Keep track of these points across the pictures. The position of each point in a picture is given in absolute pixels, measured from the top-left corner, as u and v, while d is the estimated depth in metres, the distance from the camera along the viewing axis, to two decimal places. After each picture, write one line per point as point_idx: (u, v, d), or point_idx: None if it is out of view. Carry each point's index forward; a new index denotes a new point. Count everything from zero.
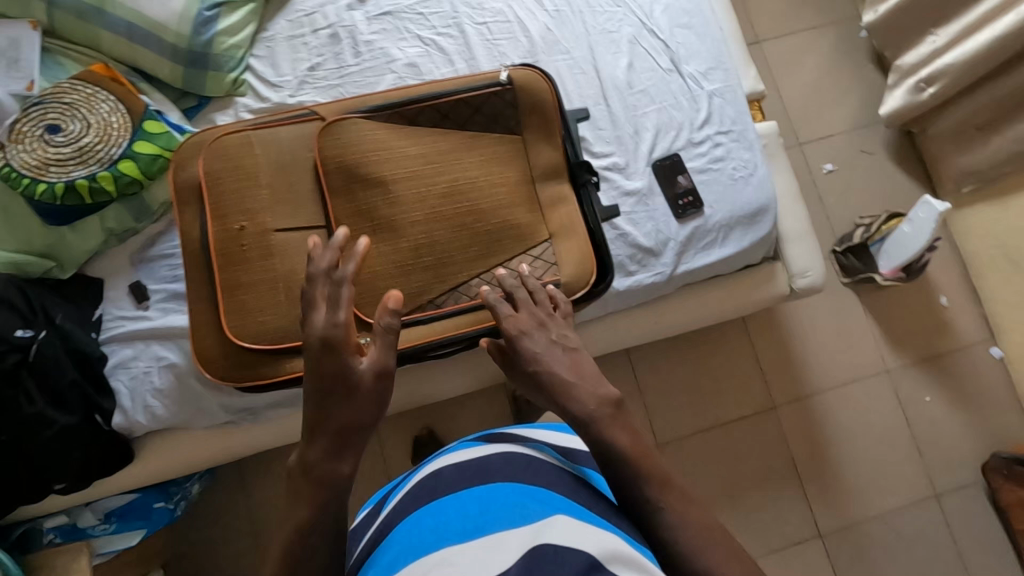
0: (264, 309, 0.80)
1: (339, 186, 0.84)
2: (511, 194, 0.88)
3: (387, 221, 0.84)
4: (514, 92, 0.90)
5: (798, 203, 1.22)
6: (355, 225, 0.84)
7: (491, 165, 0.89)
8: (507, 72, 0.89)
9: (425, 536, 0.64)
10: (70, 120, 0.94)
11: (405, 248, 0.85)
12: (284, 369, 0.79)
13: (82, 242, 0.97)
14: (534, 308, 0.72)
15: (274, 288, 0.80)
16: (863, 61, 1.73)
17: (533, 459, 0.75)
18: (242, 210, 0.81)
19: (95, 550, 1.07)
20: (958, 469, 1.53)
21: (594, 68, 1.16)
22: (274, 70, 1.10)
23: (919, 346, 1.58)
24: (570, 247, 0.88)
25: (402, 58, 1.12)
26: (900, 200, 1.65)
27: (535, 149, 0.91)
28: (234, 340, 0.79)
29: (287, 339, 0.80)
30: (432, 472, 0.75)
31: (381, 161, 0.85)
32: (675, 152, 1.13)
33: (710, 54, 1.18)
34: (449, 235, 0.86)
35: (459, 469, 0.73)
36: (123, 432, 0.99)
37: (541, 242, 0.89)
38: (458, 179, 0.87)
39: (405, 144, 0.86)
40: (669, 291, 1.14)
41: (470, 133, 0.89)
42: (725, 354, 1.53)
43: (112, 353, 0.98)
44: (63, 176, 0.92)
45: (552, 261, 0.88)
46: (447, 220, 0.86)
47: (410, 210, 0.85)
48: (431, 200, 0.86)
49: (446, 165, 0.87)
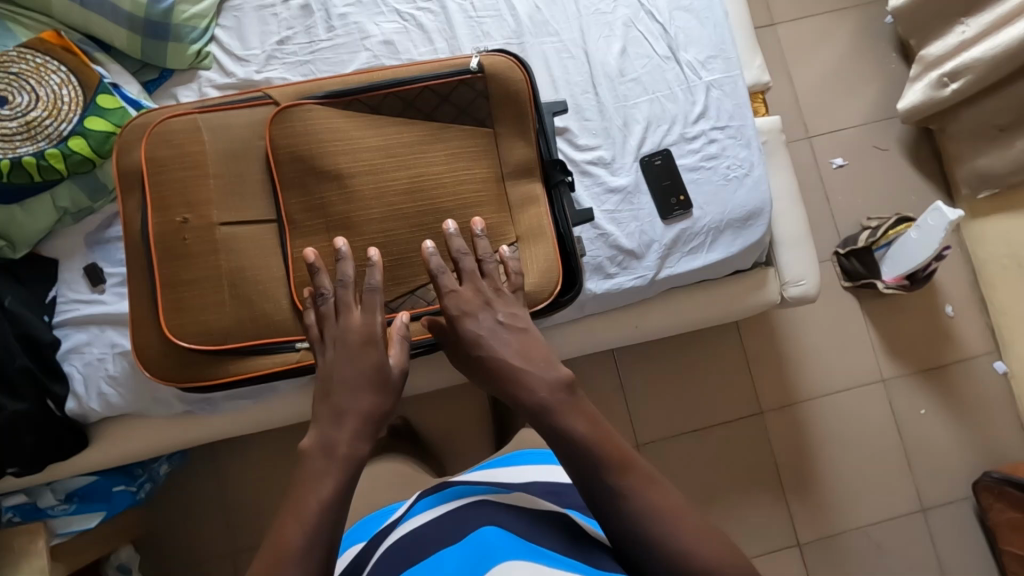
0: (206, 308, 0.77)
1: (293, 178, 0.80)
2: (478, 193, 0.83)
3: (343, 217, 0.80)
4: (484, 81, 0.84)
5: (796, 206, 1.14)
6: (309, 221, 0.80)
7: (458, 160, 0.84)
8: (478, 59, 0.83)
9: None
10: (17, 92, 0.89)
11: (362, 246, 0.81)
12: (226, 371, 0.77)
13: (33, 222, 0.93)
14: (479, 285, 0.75)
15: (218, 287, 0.78)
16: (885, 49, 1.61)
17: (504, 504, 0.74)
18: (186, 202, 0.78)
19: (53, 531, 1.06)
20: (946, 485, 1.48)
21: (584, 53, 1.08)
22: (241, 43, 1.03)
23: (917, 356, 1.52)
24: (536, 252, 0.83)
25: (377, 35, 1.05)
26: (913, 202, 1.55)
27: (507, 144, 0.85)
28: (172, 339, 0.77)
29: (229, 340, 0.77)
30: (406, 529, 0.74)
31: (337, 152, 0.80)
32: (665, 148, 1.06)
33: (711, 41, 1.10)
34: (409, 233, 0.82)
35: (432, 523, 0.72)
36: (78, 417, 0.97)
37: (507, 244, 0.84)
38: (420, 175, 0.82)
39: (366, 135, 0.81)
40: (651, 295, 1.08)
41: (436, 125, 0.84)
42: (712, 355, 1.49)
43: (65, 337, 0.96)
44: (9, 152, 0.88)
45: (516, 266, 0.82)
46: (407, 218, 0.82)
47: (368, 206, 0.81)
48: (391, 197, 0.81)
49: (409, 159, 0.82)
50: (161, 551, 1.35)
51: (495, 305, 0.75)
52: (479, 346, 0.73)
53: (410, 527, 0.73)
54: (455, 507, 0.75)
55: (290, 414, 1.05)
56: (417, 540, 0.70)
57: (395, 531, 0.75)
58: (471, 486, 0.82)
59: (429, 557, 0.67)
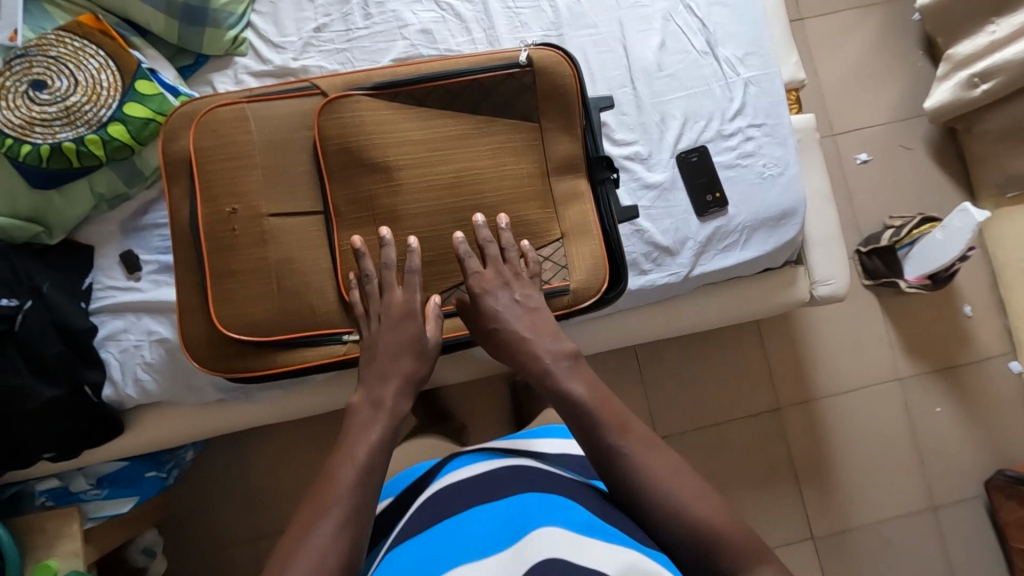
0: (253, 300, 0.76)
1: (339, 169, 0.78)
2: (522, 188, 0.82)
3: (388, 210, 0.79)
4: (533, 75, 0.82)
5: (827, 205, 1.14)
6: (355, 213, 0.79)
7: (503, 154, 0.82)
8: (527, 52, 0.81)
9: (439, 549, 0.66)
10: (56, 76, 0.88)
11: (407, 240, 0.80)
12: (275, 363, 0.77)
13: (70, 208, 0.92)
14: (502, 269, 0.78)
15: (265, 278, 0.77)
16: (912, 47, 1.61)
17: (537, 472, 0.77)
18: (232, 193, 0.76)
19: (85, 515, 1.06)
20: (960, 482, 1.50)
21: (623, 46, 1.07)
22: (277, 29, 1.02)
23: (935, 355, 1.53)
24: (583, 249, 0.82)
25: (415, 23, 1.03)
26: (936, 201, 1.56)
27: (553, 139, 0.84)
28: (222, 331, 0.75)
29: (278, 331, 0.77)
30: (441, 487, 0.77)
31: (384, 145, 0.79)
32: (702, 145, 1.06)
33: (749, 37, 1.09)
34: (453, 228, 0.81)
35: (468, 485, 0.76)
36: (113, 404, 0.97)
37: (552, 241, 0.83)
38: (464, 169, 0.81)
39: (412, 127, 0.80)
40: (683, 292, 1.08)
41: (481, 119, 0.82)
42: (732, 350, 1.50)
43: (102, 324, 0.95)
44: (49, 138, 0.87)
45: (562, 264, 0.82)
46: (452, 213, 0.81)
47: (412, 200, 0.80)
48: (435, 191, 0.80)
49: (454, 153, 0.81)
50: (183, 536, 1.35)
51: (513, 284, 0.78)
52: (499, 319, 0.77)
53: (446, 486, 0.77)
54: (490, 471, 0.78)
55: (321, 404, 1.05)
56: (453, 500, 0.74)
57: (431, 488, 0.78)
58: (504, 449, 0.85)
59: (464, 517, 0.70)
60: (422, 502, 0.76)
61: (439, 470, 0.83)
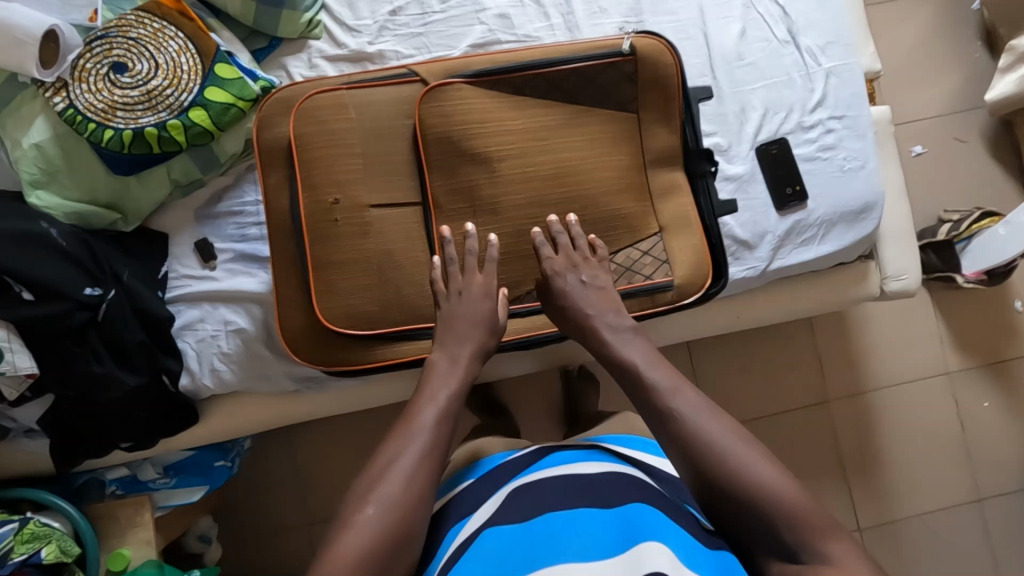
0: (354, 293, 0.78)
1: (440, 160, 0.78)
2: (621, 180, 0.82)
3: (489, 201, 0.79)
4: (635, 64, 0.81)
5: (901, 199, 1.13)
6: (456, 204, 0.79)
7: (601, 145, 0.82)
8: (630, 41, 0.80)
9: (534, 547, 0.66)
10: (137, 59, 0.85)
11: (507, 232, 0.80)
12: (371, 356, 0.78)
13: (147, 194, 0.90)
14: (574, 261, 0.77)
15: (366, 270, 0.77)
16: (971, 37, 1.58)
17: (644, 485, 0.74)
18: (334, 182, 0.77)
19: (156, 504, 1.06)
20: (1006, 476, 1.51)
21: (702, 35, 1.05)
22: (352, 12, 0.99)
23: (985, 350, 1.53)
24: (682, 244, 0.82)
25: (492, 7, 1.01)
26: (990, 195, 1.54)
27: (650, 130, 0.83)
28: (325, 323, 0.77)
29: (377, 326, 0.78)
30: (541, 481, 0.75)
31: (485, 134, 0.79)
32: (782, 136, 1.04)
33: (831, 26, 1.07)
34: (553, 221, 0.80)
35: (570, 486, 0.74)
36: (189, 394, 0.95)
37: (650, 235, 0.83)
38: (565, 160, 0.80)
39: (512, 118, 0.80)
40: (757, 286, 1.07)
41: (580, 109, 0.82)
42: (783, 343, 1.49)
43: (179, 314, 0.94)
44: (131, 123, 0.85)
45: (663, 258, 0.82)
46: (552, 205, 0.80)
47: (513, 191, 0.80)
48: (535, 182, 0.80)
49: (554, 144, 0.81)
50: (237, 523, 1.35)
51: (579, 265, 0.77)
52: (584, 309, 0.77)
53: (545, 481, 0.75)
54: (585, 472, 0.76)
55: (392, 396, 1.04)
56: (553, 496, 0.72)
57: (529, 478, 0.77)
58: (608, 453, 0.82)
59: (560, 516, 0.70)
60: (520, 489, 0.75)
61: (535, 458, 0.81)
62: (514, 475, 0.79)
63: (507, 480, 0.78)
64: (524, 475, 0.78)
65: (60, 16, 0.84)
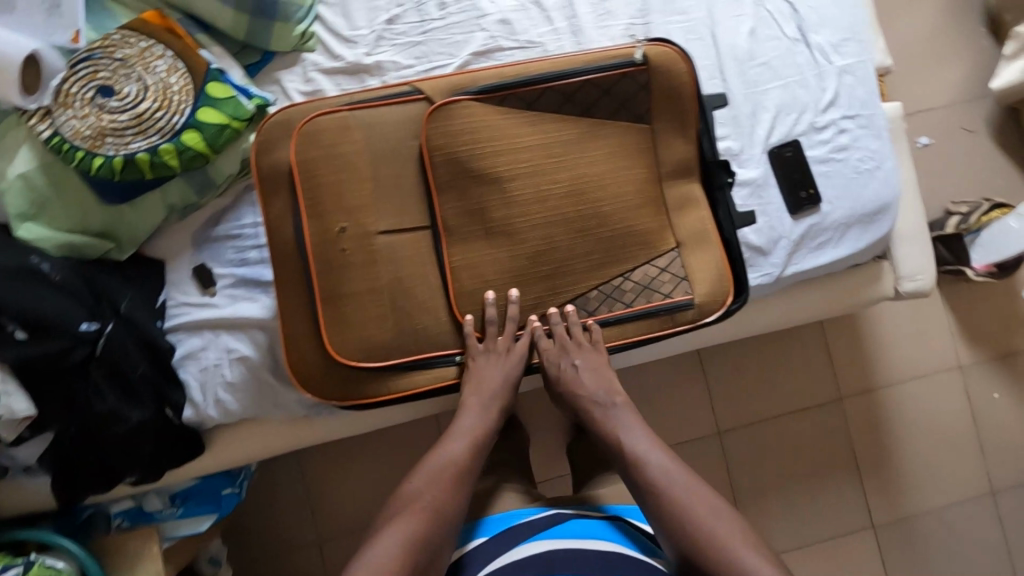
0: (367, 324, 0.76)
1: (449, 182, 0.75)
2: (638, 196, 0.78)
3: (501, 223, 0.76)
4: (648, 73, 0.78)
5: (915, 197, 1.11)
6: (467, 227, 0.76)
7: (616, 159, 0.79)
8: (643, 49, 0.77)
9: None
10: (124, 81, 0.81)
11: (522, 253, 0.77)
12: (387, 387, 0.76)
13: (142, 221, 0.86)
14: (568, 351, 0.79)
15: (379, 299, 0.75)
16: (975, 23, 1.55)
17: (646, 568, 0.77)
18: (342, 209, 0.74)
19: (163, 534, 1.03)
20: (1018, 467, 1.51)
21: (710, 34, 1.01)
22: (347, 22, 0.95)
23: (995, 341, 1.51)
24: (702, 258, 0.79)
25: (494, 13, 0.97)
26: (998, 184, 1.52)
27: (665, 141, 0.80)
28: (336, 357, 0.75)
29: (391, 355, 0.76)
30: (552, 548, 0.77)
31: (495, 153, 0.76)
32: (795, 138, 1.01)
33: (843, 22, 1.03)
34: (569, 240, 0.77)
35: (579, 558, 0.76)
36: (193, 425, 0.92)
37: (668, 250, 0.80)
38: (579, 177, 0.77)
39: (524, 134, 0.77)
40: (771, 292, 1.04)
41: (593, 122, 0.78)
42: (793, 342, 1.48)
43: (179, 343, 0.90)
44: (121, 149, 0.81)
45: (682, 274, 0.79)
46: (567, 224, 0.77)
47: (526, 211, 0.77)
48: (549, 201, 0.77)
49: (568, 160, 0.77)
50: (246, 545, 1.33)
51: (570, 352, 0.79)
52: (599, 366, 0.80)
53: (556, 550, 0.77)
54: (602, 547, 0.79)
55: (402, 419, 1.01)
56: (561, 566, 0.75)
57: (541, 542, 0.79)
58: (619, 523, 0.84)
59: None
60: (531, 552, 0.77)
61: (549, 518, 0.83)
62: (531, 532, 0.81)
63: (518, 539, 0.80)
64: (536, 537, 0.80)
65: (43, 38, 0.79)
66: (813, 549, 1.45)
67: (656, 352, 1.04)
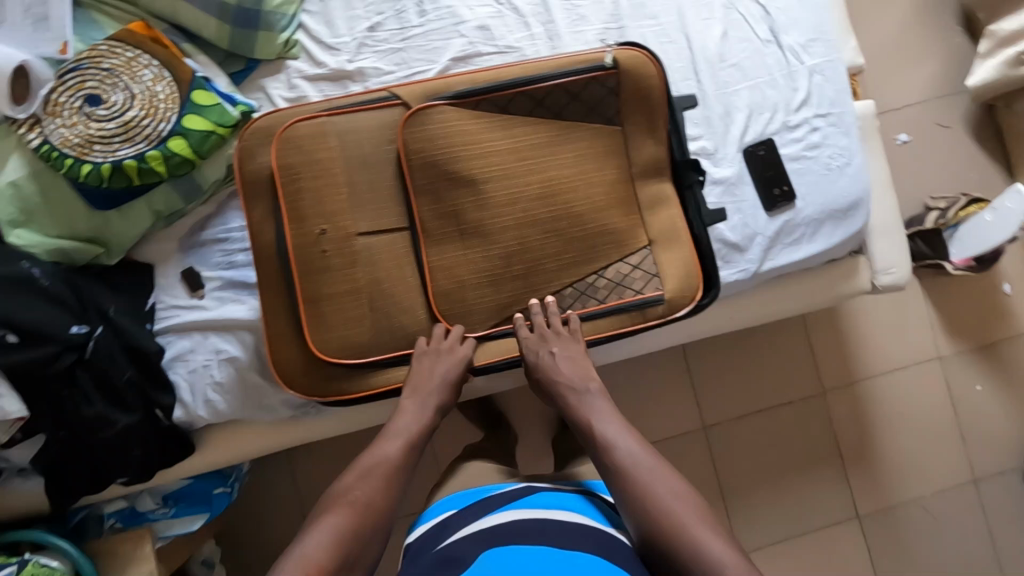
0: (346, 324, 0.78)
1: (425, 185, 0.78)
2: (610, 196, 0.81)
3: (477, 224, 0.79)
4: (618, 77, 0.81)
5: (888, 193, 1.14)
6: (443, 229, 0.79)
7: (588, 160, 0.81)
8: (612, 54, 0.80)
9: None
10: (112, 90, 0.84)
11: (498, 253, 0.79)
12: (367, 386, 0.79)
13: (129, 226, 0.88)
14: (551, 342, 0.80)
15: (357, 299, 0.78)
16: (950, 22, 1.58)
17: (617, 545, 0.74)
18: (322, 213, 0.77)
19: (157, 534, 1.05)
20: (1000, 456, 1.53)
21: (684, 37, 1.04)
22: (329, 30, 0.98)
23: (975, 333, 1.54)
24: (672, 256, 0.83)
25: (472, 19, 0.99)
26: (975, 179, 1.55)
27: (636, 141, 0.82)
28: (319, 355, 0.78)
29: (372, 353, 0.79)
30: (522, 517, 0.76)
31: (469, 157, 0.78)
32: (768, 137, 1.03)
33: (813, 23, 1.06)
34: (543, 239, 0.80)
35: (547, 525, 0.74)
36: (184, 425, 0.94)
37: (639, 248, 0.82)
38: (552, 178, 0.80)
39: (497, 137, 0.79)
40: (748, 287, 1.07)
41: (565, 125, 0.81)
42: (776, 337, 1.50)
43: (169, 345, 0.93)
44: (109, 156, 0.83)
45: (653, 272, 0.82)
46: (540, 224, 0.80)
47: (501, 212, 0.79)
48: (523, 202, 0.79)
49: (540, 163, 0.80)
50: (238, 546, 1.34)
51: (549, 340, 0.80)
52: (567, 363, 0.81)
53: (525, 518, 0.75)
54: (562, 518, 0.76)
55: (388, 417, 1.03)
56: (527, 532, 0.73)
57: (511, 511, 0.77)
58: (597, 503, 0.83)
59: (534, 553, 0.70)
60: (498, 519, 0.76)
61: (524, 492, 0.82)
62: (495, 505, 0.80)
63: (490, 509, 0.79)
64: (507, 507, 0.78)
65: (30, 50, 0.82)
66: (800, 541, 1.47)
67: (638, 348, 1.06)
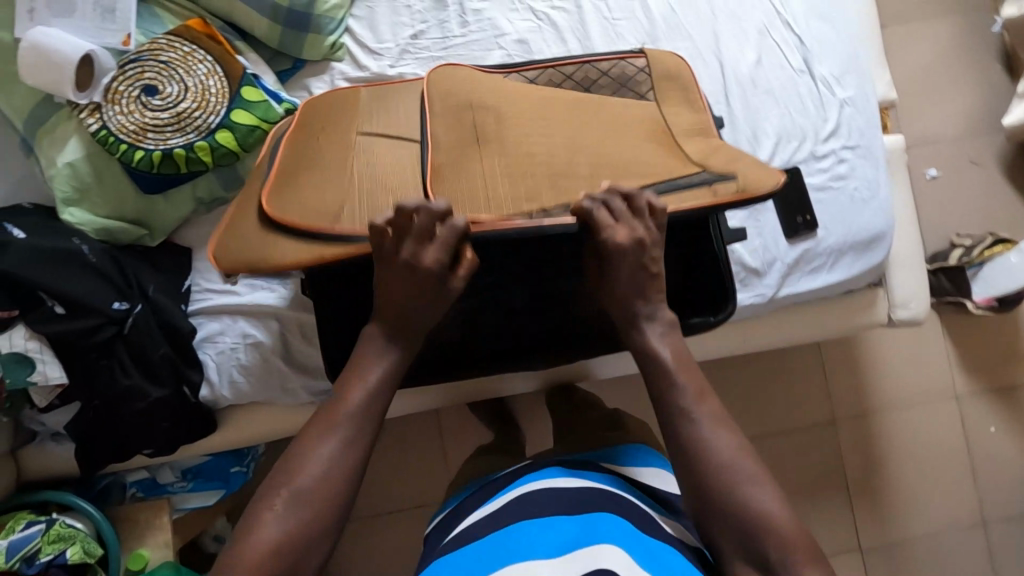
0: (312, 194, 0.81)
1: (445, 104, 0.83)
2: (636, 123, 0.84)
3: (500, 134, 0.81)
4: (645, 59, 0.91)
5: (912, 227, 1.14)
6: (459, 135, 0.81)
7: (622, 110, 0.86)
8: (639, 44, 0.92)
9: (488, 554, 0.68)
10: (167, 82, 0.88)
11: (518, 154, 0.80)
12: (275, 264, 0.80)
13: (174, 211, 0.93)
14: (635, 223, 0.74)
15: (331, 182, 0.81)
16: (991, 58, 1.57)
17: (620, 501, 0.73)
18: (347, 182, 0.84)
19: (174, 506, 1.10)
20: (1012, 500, 1.51)
21: (718, 61, 1.06)
22: (374, 35, 1.02)
23: (994, 374, 1.52)
24: (741, 168, 0.81)
25: (511, 32, 1.03)
26: (1005, 219, 1.54)
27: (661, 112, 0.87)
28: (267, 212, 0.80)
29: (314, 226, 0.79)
30: (518, 497, 0.75)
31: (494, 92, 0.84)
32: (794, 165, 1.05)
33: (847, 54, 1.07)
34: (567, 150, 0.81)
35: (545, 495, 0.73)
36: (209, 403, 0.99)
37: (695, 172, 0.82)
38: (581, 117, 0.84)
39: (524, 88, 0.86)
40: (765, 312, 1.08)
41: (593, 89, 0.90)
42: (790, 362, 1.51)
43: (201, 326, 0.97)
44: (160, 144, 0.88)
45: (728, 175, 0.80)
46: (565, 137, 0.82)
47: (527, 123, 0.82)
48: (557, 129, 0.82)
49: (580, 112, 0.85)
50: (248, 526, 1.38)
51: (634, 219, 0.75)
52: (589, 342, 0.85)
53: (519, 499, 0.74)
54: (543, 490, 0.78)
55: (403, 411, 1.06)
56: (524, 509, 0.72)
57: (509, 493, 0.77)
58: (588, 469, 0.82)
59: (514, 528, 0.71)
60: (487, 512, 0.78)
61: (522, 472, 0.81)
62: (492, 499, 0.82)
63: (492, 496, 0.78)
64: (506, 489, 0.78)
65: (95, 40, 0.87)
66: None
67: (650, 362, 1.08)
